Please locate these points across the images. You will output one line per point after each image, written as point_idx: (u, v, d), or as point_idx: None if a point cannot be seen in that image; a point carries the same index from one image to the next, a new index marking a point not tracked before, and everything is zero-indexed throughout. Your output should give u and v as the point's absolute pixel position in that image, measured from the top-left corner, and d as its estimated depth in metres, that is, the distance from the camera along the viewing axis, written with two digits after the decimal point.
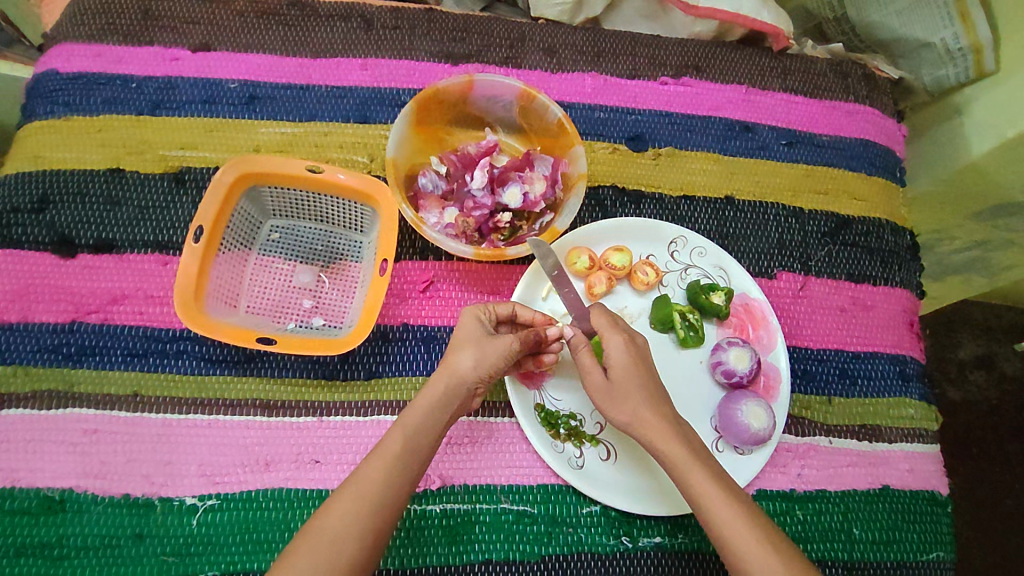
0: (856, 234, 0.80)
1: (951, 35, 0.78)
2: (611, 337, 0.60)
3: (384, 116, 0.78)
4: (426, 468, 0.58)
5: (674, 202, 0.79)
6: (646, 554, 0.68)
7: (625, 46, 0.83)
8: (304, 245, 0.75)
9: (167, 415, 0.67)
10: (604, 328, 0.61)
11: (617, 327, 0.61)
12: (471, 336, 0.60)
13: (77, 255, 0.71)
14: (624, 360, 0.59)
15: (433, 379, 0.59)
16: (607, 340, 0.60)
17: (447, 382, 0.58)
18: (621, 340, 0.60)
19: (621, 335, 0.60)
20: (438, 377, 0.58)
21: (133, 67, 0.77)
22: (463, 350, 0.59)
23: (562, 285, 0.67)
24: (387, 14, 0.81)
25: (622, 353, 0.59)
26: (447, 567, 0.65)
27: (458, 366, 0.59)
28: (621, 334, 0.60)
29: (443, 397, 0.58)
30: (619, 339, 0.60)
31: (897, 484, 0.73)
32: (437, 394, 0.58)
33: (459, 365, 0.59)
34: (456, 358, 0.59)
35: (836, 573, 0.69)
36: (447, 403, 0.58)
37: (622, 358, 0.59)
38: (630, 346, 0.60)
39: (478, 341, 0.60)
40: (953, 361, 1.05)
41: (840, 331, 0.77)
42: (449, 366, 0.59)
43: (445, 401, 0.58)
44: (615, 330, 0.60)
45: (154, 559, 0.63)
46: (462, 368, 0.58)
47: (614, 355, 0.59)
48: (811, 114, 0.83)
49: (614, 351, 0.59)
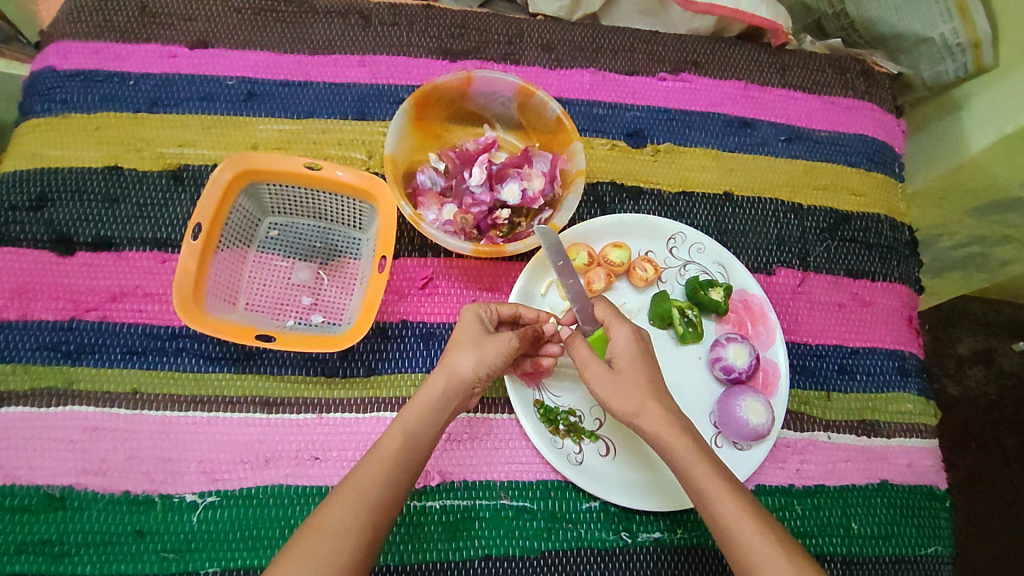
0: (855, 230, 0.80)
1: (951, 31, 0.78)
2: (618, 326, 0.61)
3: (383, 112, 0.78)
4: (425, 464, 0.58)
5: (673, 197, 0.79)
6: (646, 549, 0.68)
7: (624, 42, 0.83)
8: (303, 242, 0.75)
9: (166, 412, 0.67)
10: (611, 319, 0.61)
11: (623, 319, 0.62)
12: (471, 334, 0.60)
13: (76, 252, 0.71)
14: (631, 349, 0.59)
15: (433, 377, 0.59)
16: (614, 329, 0.60)
17: (446, 380, 0.58)
18: (628, 330, 0.60)
19: (629, 326, 0.61)
20: (437, 375, 0.58)
21: (131, 64, 0.77)
22: (464, 349, 0.59)
23: (565, 276, 0.63)
24: (386, 11, 0.81)
25: (629, 342, 0.60)
26: (447, 563, 0.65)
27: (458, 365, 0.58)
28: (628, 325, 0.61)
29: (442, 395, 0.58)
30: (626, 330, 0.60)
31: (896, 479, 0.73)
32: (436, 392, 0.58)
33: (458, 364, 0.58)
34: (456, 356, 0.59)
35: (835, 567, 0.69)
36: (447, 401, 0.58)
37: (629, 347, 0.59)
38: (637, 337, 0.60)
39: (479, 339, 0.59)
40: (952, 356, 1.05)
41: (839, 326, 0.77)
42: (449, 365, 0.59)
43: (444, 400, 0.58)
44: (622, 321, 0.61)
45: (154, 556, 0.64)
46: (463, 367, 0.58)
47: (621, 344, 0.60)
48: (810, 110, 0.83)
49: (621, 340, 0.60)
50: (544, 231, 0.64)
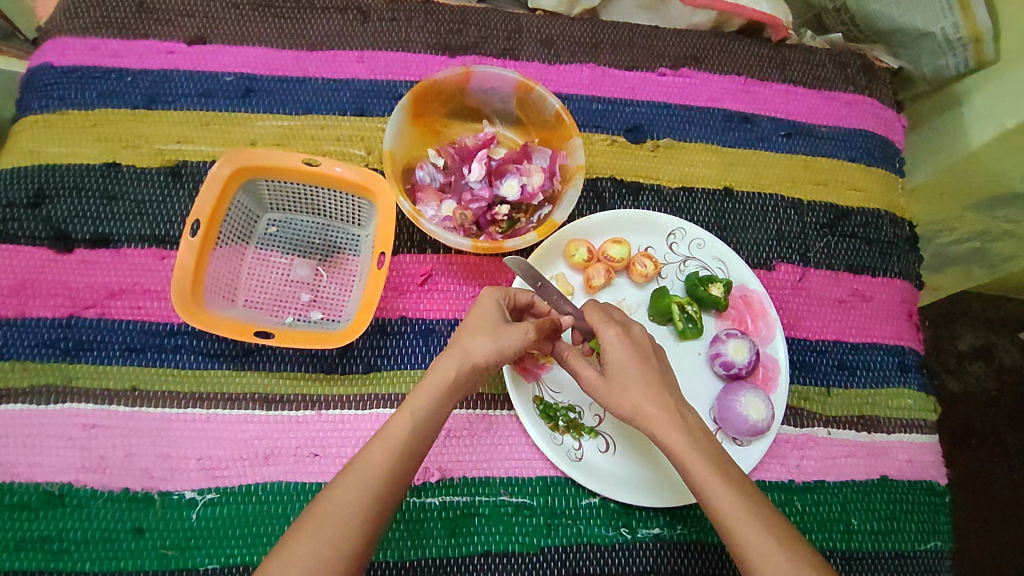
0: (855, 225, 0.80)
1: (951, 24, 0.77)
2: (605, 329, 0.59)
3: (381, 108, 0.78)
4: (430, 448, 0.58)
5: (672, 193, 0.79)
6: (646, 545, 0.68)
7: (623, 36, 0.83)
8: (302, 239, 0.75)
9: (165, 409, 0.67)
10: (596, 321, 0.60)
11: (610, 318, 0.60)
12: (486, 319, 0.59)
13: (73, 250, 0.70)
14: (620, 351, 0.58)
15: (445, 358, 0.58)
16: (601, 334, 0.59)
17: (459, 365, 0.57)
18: (615, 333, 0.59)
19: (615, 326, 0.59)
20: (450, 358, 0.57)
21: (128, 60, 0.77)
22: (479, 333, 0.58)
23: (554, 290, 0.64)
24: (385, 6, 0.81)
25: (619, 345, 0.58)
26: (447, 560, 0.65)
27: (472, 349, 0.57)
28: (615, 326, 0.59)
29: (453, 379, 0.57)
30: (613, 332, 0.59)
31: (896, 474, 0.73)
32: (448, 376, 0.57)
33: (472, 348, 0.57)
34: (471, 340, 0.58)
35: (835, 563, 0.69)
36: (457, 385, 0.57)
37: (617, 350, 0.58)
38: (625, 338, 0.59)
39: (495, 326, 0.58)
40: (952, 352, 1.05)
41: (839, 321, 0.77)
42: (465, 348, 0.57)
43: (454, 383, 0.57)
44: (609, 322, 0.59)
45: (154, 552, 0.64)
46: (476, 351, 0.57)
47: (609, 348, 0.58)
48: (810, 105, 0.83)
49: (609, 344, 0.59)
50: (511, 262, 0.62)
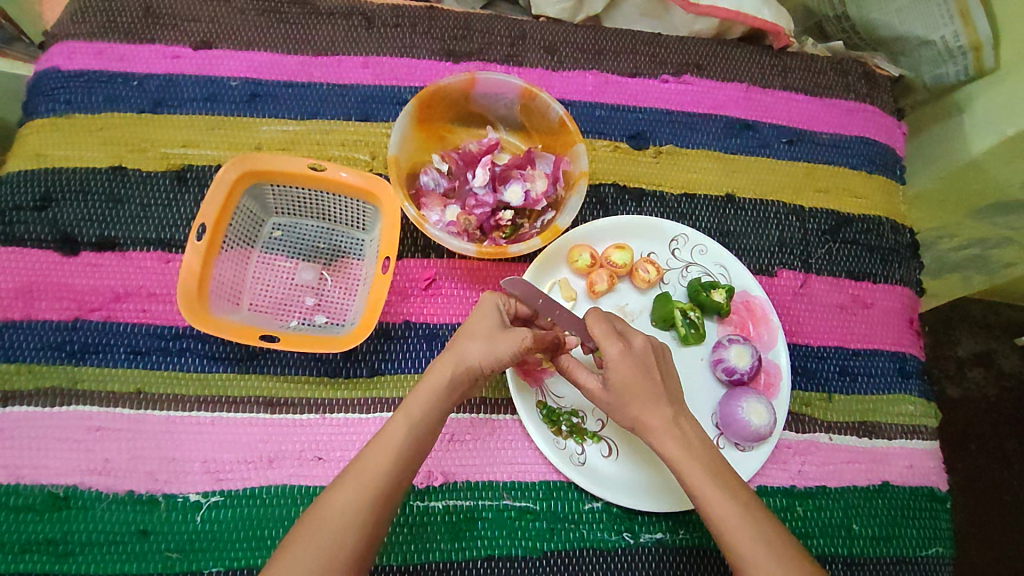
0: (856, 233, 0.80)
1: (952, 33, 0.78)
2: (607, 344, 0.58)
3: (386, 114, 0.79)
4: (427, 450, 0.58)
5: (674, 199, 0.79)
6: (647, 550, 0.68)
7: (626, 43, 0.83)
8: (306, 244, 0.75)
9: (170, 412, 0.67)
10: (599, 335, 0.58)
11: (613, 333, 0.58)
12: (484, 325, 0.59)
13: (79, 253, 0.71)
14: (622, 368, 0.57)
15: (440, 362, 0.58)
16: (602, 349, 0.58)
17: (454, 367, 0.57)
18: (617, 349, 0.57)
19: (618, 342, 0.58)
20: (444, 363, 0.58)
21: (134, 65, 0.77)
22: (474, 338, 0.58)
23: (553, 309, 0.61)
24: (389, 12, 0.81)
25: (621, 361, 0.57)
26: (449, 564, 0.66)
27: (469, 353, 0.58)
28: (618, 341, 0.58)
29: (448, 383, 0.57)
30: (617, 349, 0.57)
31: (896, 480, 0.73)
32: (442, 379, 0.57)
33: (467, 352, 0.58)
34: (467, 345, 0.58)
35: (837, 569, 0.69)
36: (452, 388, 0.57)
37: (620, 367, 0.57)
38: (628, 354, 0.58)
39: (492, 331, 0.58)
40: (952, 358, 1.06)
41: (840, 328, 0.77)
42: (458, 352, 0.58)
43: (449, 386, 0.57)
44: (611, 337, 0.58)
45: (159, 555, 0.64)
46: (472, 355, 0.57)
47: (613, 366, 0.57)
48: (811, 112, 0.84)
49: (611, 361, 0.57)
50: (510, 281, 0.61)
